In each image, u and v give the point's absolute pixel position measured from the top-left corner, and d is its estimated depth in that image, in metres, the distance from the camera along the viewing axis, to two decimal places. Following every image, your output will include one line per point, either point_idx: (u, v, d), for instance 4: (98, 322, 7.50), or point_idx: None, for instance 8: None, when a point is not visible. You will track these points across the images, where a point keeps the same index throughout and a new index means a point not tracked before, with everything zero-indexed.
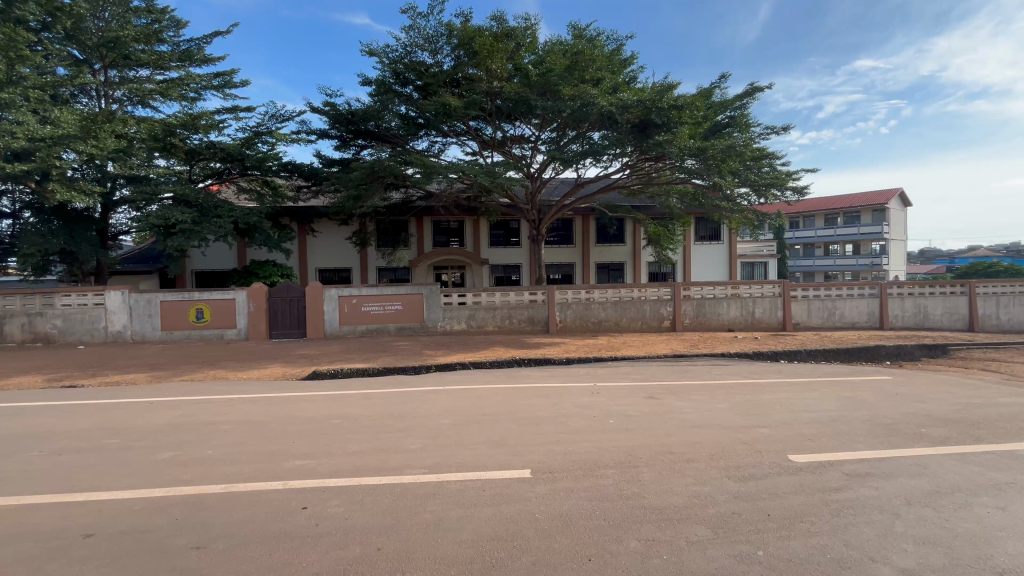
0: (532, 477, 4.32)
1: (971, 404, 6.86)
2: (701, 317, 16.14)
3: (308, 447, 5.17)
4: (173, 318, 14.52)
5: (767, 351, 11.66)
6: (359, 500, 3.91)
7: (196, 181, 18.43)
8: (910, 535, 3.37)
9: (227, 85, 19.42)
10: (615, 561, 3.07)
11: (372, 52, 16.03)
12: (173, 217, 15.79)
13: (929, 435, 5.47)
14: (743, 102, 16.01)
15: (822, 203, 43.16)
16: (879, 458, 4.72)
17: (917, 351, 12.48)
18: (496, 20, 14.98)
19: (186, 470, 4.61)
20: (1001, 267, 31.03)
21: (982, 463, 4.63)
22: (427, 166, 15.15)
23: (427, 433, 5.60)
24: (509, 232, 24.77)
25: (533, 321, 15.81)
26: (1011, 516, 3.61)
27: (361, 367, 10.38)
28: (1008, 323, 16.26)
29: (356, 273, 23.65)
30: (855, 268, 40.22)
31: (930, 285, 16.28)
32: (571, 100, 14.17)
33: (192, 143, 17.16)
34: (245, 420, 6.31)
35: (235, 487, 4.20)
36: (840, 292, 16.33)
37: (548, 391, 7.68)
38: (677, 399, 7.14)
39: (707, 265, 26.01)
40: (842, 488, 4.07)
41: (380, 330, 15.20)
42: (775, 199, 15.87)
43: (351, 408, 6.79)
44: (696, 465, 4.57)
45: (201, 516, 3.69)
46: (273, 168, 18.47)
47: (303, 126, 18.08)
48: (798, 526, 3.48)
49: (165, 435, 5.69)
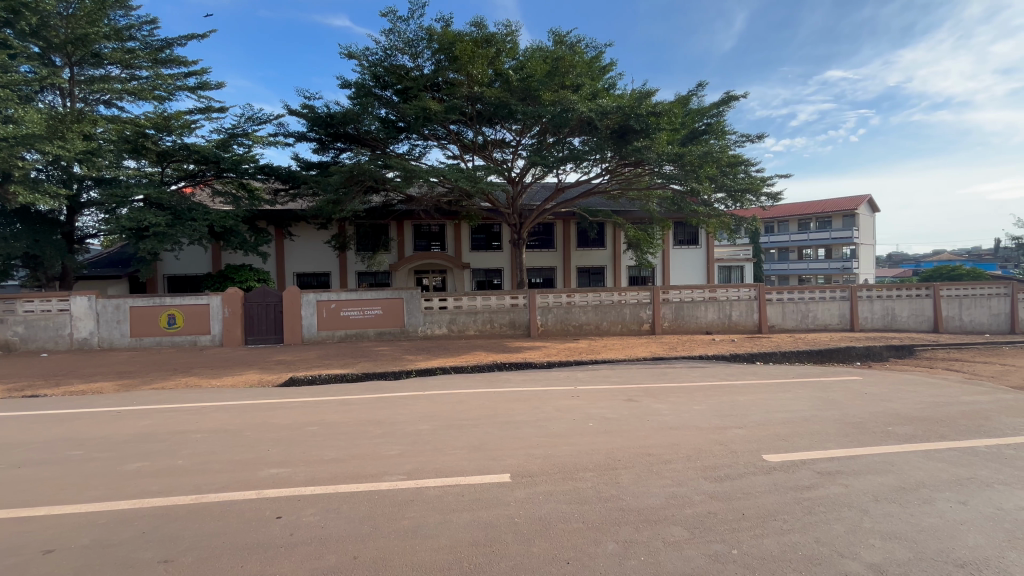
0: (511, 481, 4.32)
1: (934, 403, 7.13)
2: (679, 320, 16.40)
3: (284, 455, 5.08)
4: (143, 324, 14.09)
5: (744, 353, 11.94)
6: (335, 508, 3.85)
7: (169, 183, 17.98)
8: (878, 530, 3.47)
9: (202, 86, 19.05)
10: (592, 563, 3.09)
11: (351, 54, 15.86)
12: (145, 220, 15.27)
13: (897, 433, 5.65)
14: (719, 110, 16.39)
15: (796, 208, 44.36)
16: (848, 457, 4.85)
17: (886, 352, 12.86)
18: (477, 26, 15.01)
19: (155, 481, 4.47)
20: (965, 271, 32.18)
21: (944, 459, 4.81)
22: (407, 170, 15.06)
23: (406, 438, 5.55)
24: (490, 237, 24.81)
25: (514, 325, 15.78)
26: (972, 511, 3.74)
27: (339, 372, 10.22)
28: (970, 324, 16.96)
29: (336, 278, 23.34)
30: (827, 272, 41.67)
31: (897, 288, 16.83)
32: (552, 105, 14.28)
33: (165, 144, 16.71)
34: (216, 428, 6.15)
35: (205, 497, 4.08)
36: (812, 295, 16.80)
37: (528, 396, 7.67)
38: (656, 402, 7.23)
39: (685, 269, 26.47)
40: (814, 485, 4.18)
41: (359, 335, 15.01)
42: (749, 205, 16.25)
43: (329, 415, 6.66)
44: (673, 466, 4.64)
45: (171, 528, 3.58)
46: (249, 171, 18.12)
47: (280, 129, 17.77)
48: (771, 524, 3.55)
49: (133, 445, 5.50)
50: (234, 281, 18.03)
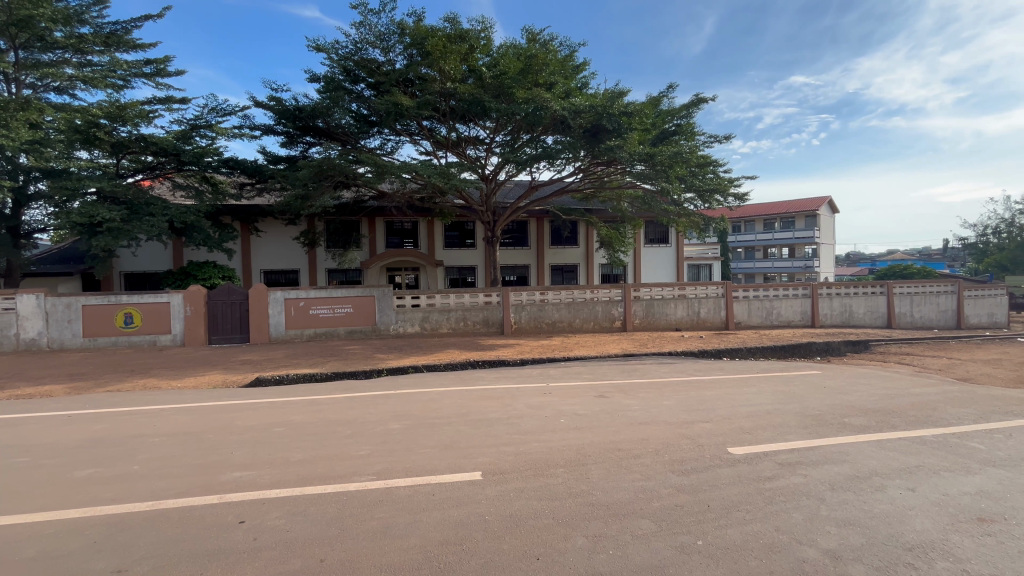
0: (483, 479, 4.32)
1: (887, 395, 7.51)
2: (650, 317, 16.71)
3: (248, 458, 4.92)
4: (97, 324, 13.43)
5: (711, 349, 12.26)
6: (302, 510, 3.75)
7: (125, 175, 17.12)
8: (834, 517, 3.62)
9: (159, 73, 18.22)
10: (561, 558, 3.12)
11: (319, 47, 15.47)
12: (98, 215, 14.48)
13: (852, 424, 5.92)
14: (689, 111, 16.72)
15: (762, 209, 45.86)
16: (807, 448, 5.04)
17: (844, 347, 13.43)
18: (450, 21, 14.88)
19: (108, 488, 4.26)
20: (916, 270, 33.94)
21: (895, 448, 5.06)
22: (378, 165, 14.81)
23: (376, 438, 5.47)
24: (464, 234, 24.70)
25: (487, 323, 15.77)
26: (918, 497, 3.95)
27: (308, 372, 9.98)
28: (920, 320, 17.89)
29: (305, 275, 22.79)
30: (791, 270, 43.14)
31: (854, 286, 17.61)
32: (525, 103, 14.32)
33: (120, 135, 15.75)
34: (175, 431, 5.90)
35: (163, 504, 3.92)
36: (776, 293, 17.36)
37: (500, 393, 7.68)
38: (626, 397, 7.35)
39: (656, 268, 26.99)
40: (775, 476, 4.33)
41: (329, 334, 14.69)
42: (717, 205, 16.68)
43: (296, 416, 6.51)
44: (643, 461, 4.72)
45: (125, 537, 3.42)
46: (212, 164, 17.44)
47: (245, 121, 17.16)
48: (735, 515, 3.66)
49: (84, 451, 5.22)
50: (196, 279, 17.35)
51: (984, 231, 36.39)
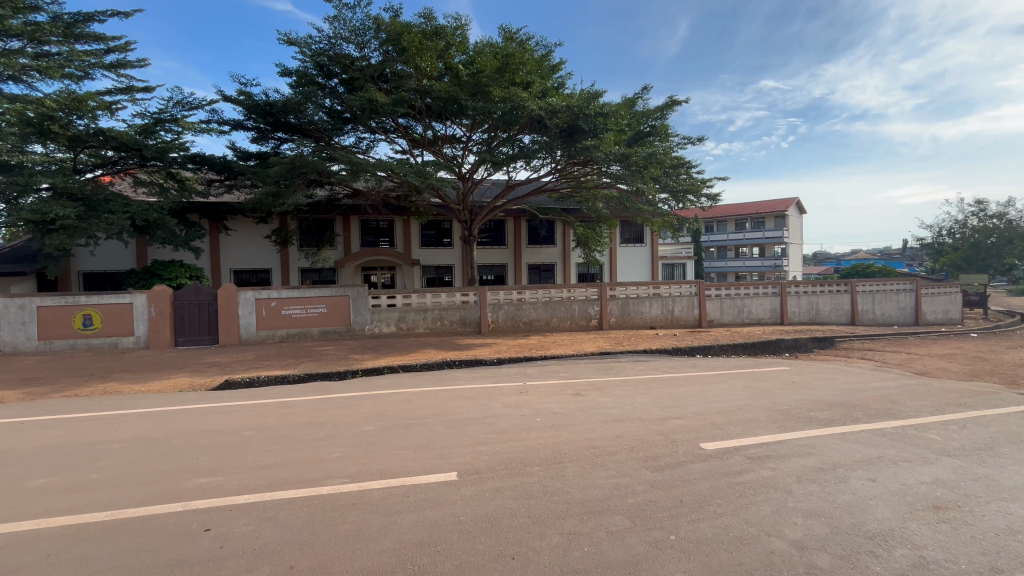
0: (459, 479, 4.29)
1: (850, 389, 7.81)
2: (626, 316, 16.93)
3: (215, 463, 4.76)
4: (53, 326, 12.81)
5: (685, 346, 12.50)
6: (271, 516, 3.65)
7: (83, 170, 16.33)
8: (801, 509, 3.73)
9: (121, 65, 17.50)
10: (536, 556, 3.12)
11: (292, 41, 15.11)
12: (52, 211, 13.77)
13: (817, 418, 6.12)
14: (663, 113, 16.98)
15: (733, 210, 47.04)
16: (775, 442, 5.19)
17: (811, 343, 13.88)
18: (426, 17, 14.75)
19: (63, 497, 4.06)
20: (877, 269, 35.36)
21: (858, 440, 5.25)
22: (353, 163, 14.54)
23: (350, 440, 5.38)
24: (440, 233, 24.55)
25: (465, 322, 15.70)
26: (879, 487, 4.11)
27: (280, 373, 9.73)
28: (880, 317, 18.64)
29: (277, 274, 22.23)
30: (761, 269, 44.37)
31: (821, 285, 18.23)
32: (502, 102, 14.33)
33: (77, 128, 15.04)
34: (138, 437, 5.68)
35: (124, 513, 3.76)
36: (747, 291, 17.81)
37: (476, 392, 7.65)
38: (602, 395, 7.42)
39: (632, 267, 27.37)
40: (744, 470, 4.44)
41: (301, 335, 14.36)
42: (690, 206, 17.01)
43: (266, 419, 6.34)
44: (618, 458, 4.78)
45: (82, 549, 3.27)
46: (178, 160, 16.83)
47: (213, 115, 16.62)
48: (706, 509, 3.74)
49: (38, 459, 4.97)
50: (161, 279, 16.71)
51: (940, 232, 38.25)
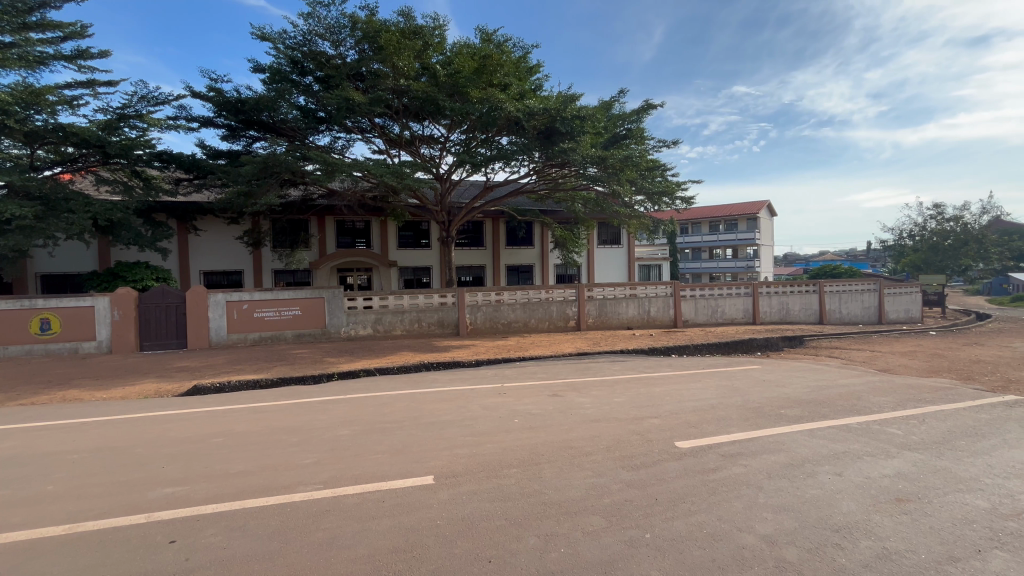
0: (435, 483, 4.25)
1: (818, 386, 8.05)
2: (603, 316, 17.09)
3: (181, 472, 4.59)
4: (8, 330, 12.20)
5: (660, 347, 12.69)
6: (241, 525, 3.55)
7: (41, 167, 15.59)
8: (771, 504, 3.82)
9: (82, 56, 16.78)
10: (513, 559, 3.12)
11: (264, 37, 14.77)
12: (6, 211, 13.08)
13: (787, 415, 6.30)
14: (639, 116, 17.18)
15: (707, 213, 48.01)
16: (747, 439, 5.30)
17: (782, 343, 14.24)
18: (403, 16, 14.63)
19: (16, 511, 3.85)
20: (844, 270, 36.65)
21: (825, 436, 5.42)
22: (328, 162, 14.26)
23: (324, 445, 5.27)
24: (418, 234, 24.35)
25: (443, 324, 15.59)
26: (845, 481, 4.25)
27: (251, 378, 9.47)
28: (846, 316, 19.32)
29: (249, 275, 21.67)
30: (734, 270, 45.42)
31: (790, 285, 18.78)
32: (479, 103, 14.33)
33: (34, 123, 14.36)
34: (98, 447, 5.43)
35: (83, 526, 3.59)
36: (721, 292, 18.22)
37: (454, 395, 7.59)
38: (579, 396, 7.46)
39: (609, 268, 27.67)
40: (717, 468, 4.52)
41: (275, 338, 14.02)
42: (666, 207, 17.28)
43: (236, 425, 6.16)
44: (594, 457, 4.81)
45: (37, 565, 3.11)
46: (143, 158, 16.22)
47: (181, 112, 16.08)
48: (681, 507, 3.79)
49: None
50: (125, 281, 16.08)
51: (901, 235, 39.86)
